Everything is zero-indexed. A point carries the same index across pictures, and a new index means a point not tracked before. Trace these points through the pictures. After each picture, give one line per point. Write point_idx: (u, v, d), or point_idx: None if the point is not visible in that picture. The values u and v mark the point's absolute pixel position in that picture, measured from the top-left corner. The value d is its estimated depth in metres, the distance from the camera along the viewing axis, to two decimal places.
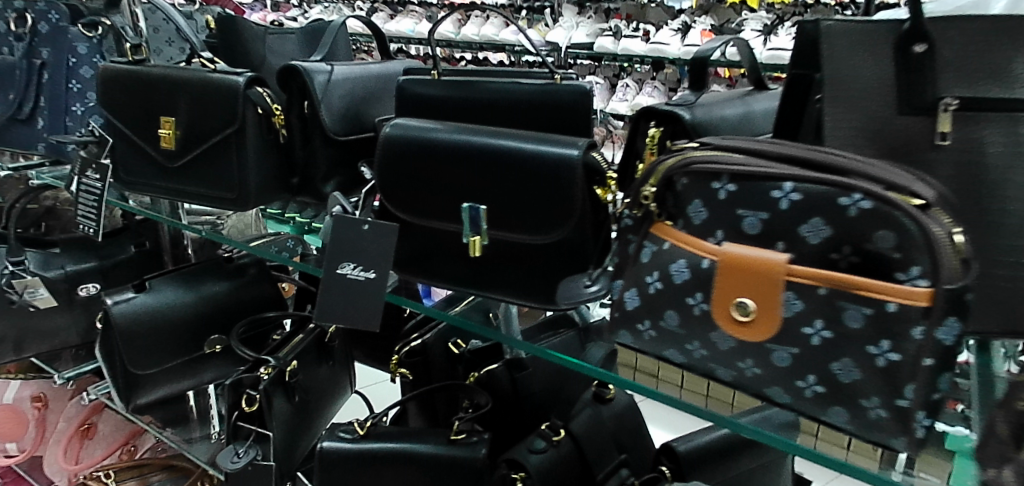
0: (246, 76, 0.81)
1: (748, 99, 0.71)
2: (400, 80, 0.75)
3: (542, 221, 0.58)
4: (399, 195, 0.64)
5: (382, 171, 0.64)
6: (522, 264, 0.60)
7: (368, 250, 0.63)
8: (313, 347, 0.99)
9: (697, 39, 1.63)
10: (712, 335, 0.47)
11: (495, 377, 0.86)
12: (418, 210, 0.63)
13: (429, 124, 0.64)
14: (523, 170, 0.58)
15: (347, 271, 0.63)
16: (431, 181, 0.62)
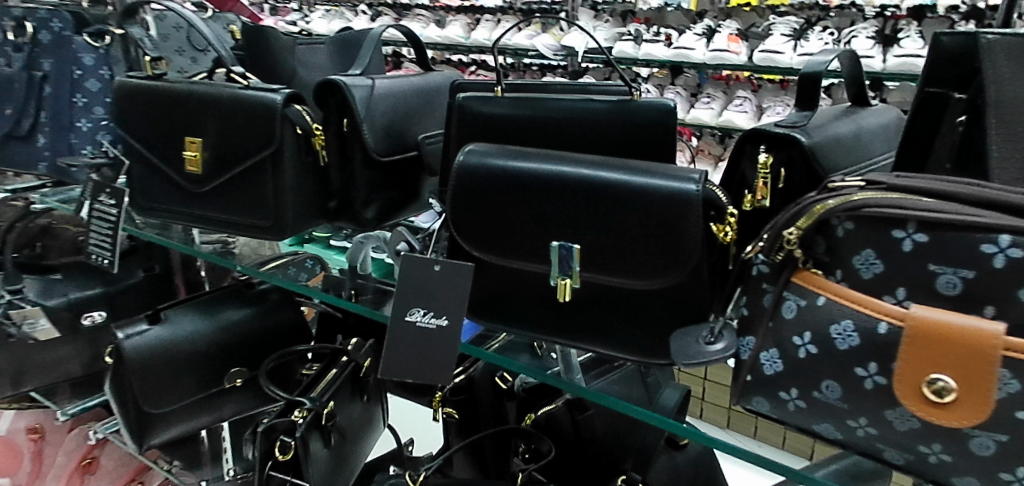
0: (284, 92, 0.73)
1: (854, 116, 0.64)
2: (461, 98, 0.67)
3: (651, 265, 0.51)
4: (476, 231, 0.56)
5: (456, 205, 0.56)
6: (622, 312, 0.53)
7: (445, 295, 0.56)
8: (348, 384, 0.90)
9: (725, 45, 1.47)
10: (887, 412, 0.41)
11: (556, 420, 0.77)
12: (498, 249, 0.56)
13: (511, 151, 0.56)
14: (629, 206, 0.51)
15: (417, 318, 0.56)
16: (517, 217, 0.54)
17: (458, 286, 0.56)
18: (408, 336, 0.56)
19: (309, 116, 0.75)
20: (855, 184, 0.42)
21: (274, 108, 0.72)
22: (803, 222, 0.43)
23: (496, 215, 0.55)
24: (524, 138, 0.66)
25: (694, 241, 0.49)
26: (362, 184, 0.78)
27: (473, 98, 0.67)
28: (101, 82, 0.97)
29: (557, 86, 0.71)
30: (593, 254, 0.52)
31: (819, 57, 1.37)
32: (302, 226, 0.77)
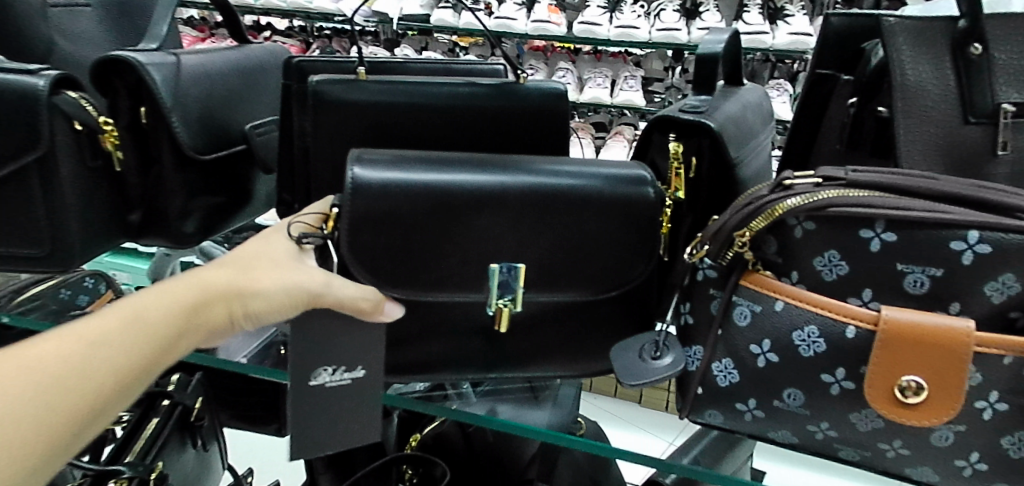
0: (46, 74, 0.52)
1: (737, 94, 0.63)
2: (314, 80, 0.54)
3: (603, 270, 0.48)
4: (375, 268, 0.45)
5: (351, 240, 0.44)
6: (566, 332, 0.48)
7: (344, 343, 0.42)
8: (175, 434, 0.71)
9: (546, 15, 1.44)
10: (851, 415, 0.39)
11: (446, 439, 0.70)
12: (410, 284, 0.45)
13: (420, 162, 0.46)
14: (577, 211, 0.47)
15: (324, 380, 0.42)
16: (438, 243, 0.46)
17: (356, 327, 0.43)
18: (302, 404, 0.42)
19: (90, 106, 0.55)
20: (811, 181, 0.40)
21: (36, 97, 0.51)
22: (760, 224, 0.39)
23: (408, 244, 0.45)
24: (399, 129, 0.55)
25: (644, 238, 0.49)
26: (176, 190, 0.61)
27: (329, 82, 0.54)
28: None
29: (417, 65, 0.63)
30: (536, 272, 0.47)
31: (635, 31, 1.40)
32: (89, 251, 0.57)
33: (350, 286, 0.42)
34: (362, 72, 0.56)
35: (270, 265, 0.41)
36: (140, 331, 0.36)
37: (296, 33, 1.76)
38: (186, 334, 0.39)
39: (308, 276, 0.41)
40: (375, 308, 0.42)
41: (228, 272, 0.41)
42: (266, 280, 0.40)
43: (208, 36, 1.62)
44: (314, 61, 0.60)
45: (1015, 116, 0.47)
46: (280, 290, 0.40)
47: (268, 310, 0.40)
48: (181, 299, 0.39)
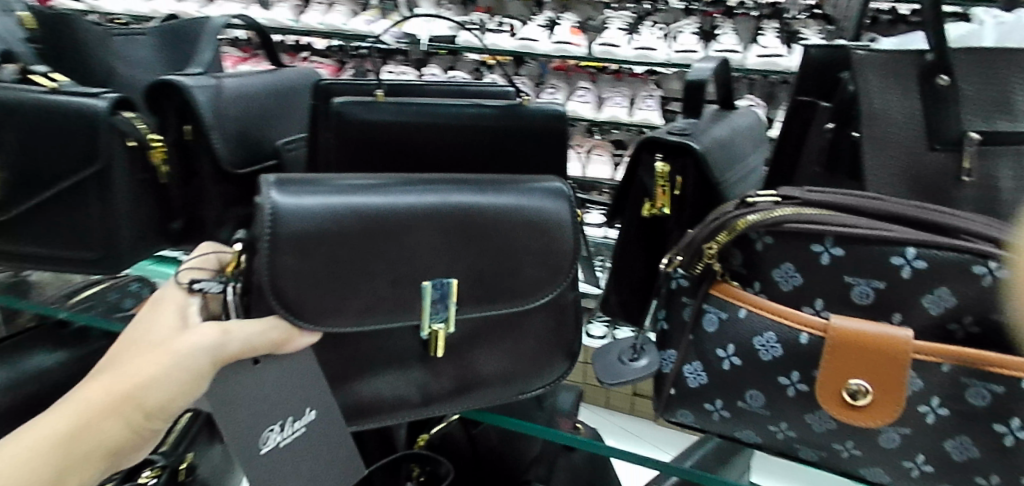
0: (105, 97, 0.59)
1: (728, 118, 0.67)
2: (336, 102, 0.60)
3: (538, 285, 0.49)
4: (299, 299, 0.41)
5: (273, 271, 0.41)
6: (508, 342, 0.50)
7: (283, 394, 0.41)
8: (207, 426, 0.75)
9: (567, 37, 1.51)
10: (807, 416, 0.43)
11: (452, 438, 0.74)
12: (337, 314, 0.43)
13: (334, 189, 0.43)
14: (509, 226, 0.47)
15: (275, 440, 0.41)
16: (363, 270, 0.43)
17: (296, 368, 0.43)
18: (266, 473, 0.40)
19: (142, 124, 0.62)
20: (771, 200, 0.44)
21: (95, 117, 0.58)
22: (724, 237, 0.44)
23: (332, 273, 0.42)
24: (409, 147, 0.60)
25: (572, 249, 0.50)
26: (214, 200, 0.68)
27: (350, 103, 0.60)
28: None
29: (434, 87, 0.69)
30: (470, 286, 0.46)
31: (652, 52, 1.44)
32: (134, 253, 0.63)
33: (258, 325, 0.40)
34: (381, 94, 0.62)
35: (152, 353, 0.39)
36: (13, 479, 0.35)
37: (333, 53, 1.86)
38: (83, 458, 0.37)
39: (195, 342, 0.38)
40: (282, 339, 0.41)
41: (109, 380, 0.39)
42: (153, 376, 0.38)
43: (250, 56, 1.72)
44: (342, 84, 0.66)
45: (979, 144, 0.50)
46: (173, 380, 0.38)
47: (166, 399, 0.38)
48: (58, 432, 0.37)
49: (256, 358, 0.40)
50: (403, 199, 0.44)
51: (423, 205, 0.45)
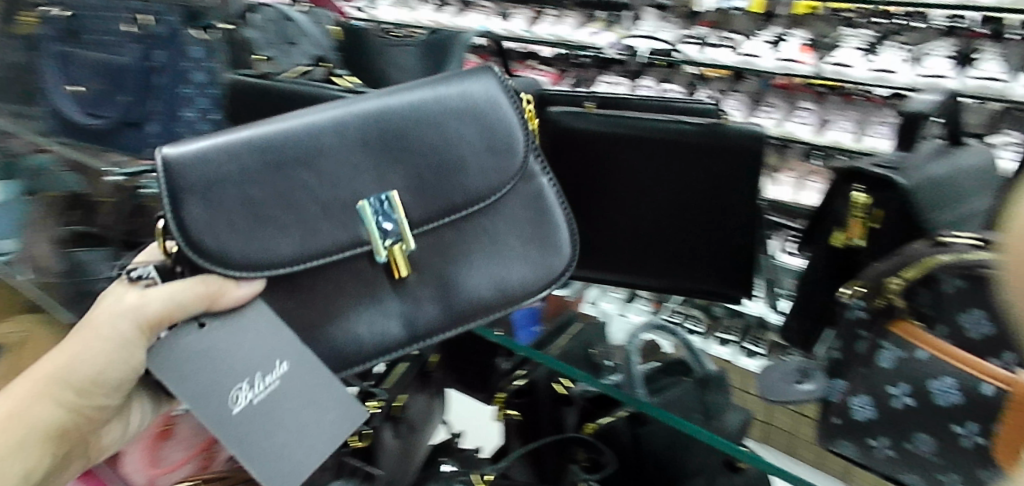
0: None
1: (952, 155, 0.63)
2: (551, 109, 0.68)
3: (484, 175, 0.57)
4: (234, 246, 0.47)
5: (195, 229, 0.46)
6: (489, 241, 0.58)
7: (246, 353, 0.45)
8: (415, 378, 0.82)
9: (795, 55, 1.48)
10: (980, 471, 0.41)
11: (616, 431, 0.78)
12: (283, 250, 0.49)
13: (210, 143, 0.48)
14: (430, 128, 0.55)
15: (247, 396, 0.44)
16: (296, 199, 0.49)
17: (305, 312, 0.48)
18: (244, 430, 0.43)
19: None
20: (969, 241, 0.44)
21: None
22: (911, 272, 0.44)
23: (255, 214, 0.48)
24: (614, 160, 0.67)
25: (509, 122, 0.58)
26: None
27: (568, 114, 0.67)
28: None
29: (639, 100, 0.73)
30: (411, 197, 0.53)
31: (891, 75, 1.35)
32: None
33: (179, 286, 0.45)
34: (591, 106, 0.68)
35: (85, 333, 0.47)
36: None
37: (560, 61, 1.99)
38: (23, 441, 0.46)
39: (115, 319, 0.45)
40: (216, 289, 0.46)
41: (37, 376, 0.47)
42: (77, 356, 0.46)
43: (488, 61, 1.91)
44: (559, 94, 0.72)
45: None
46: (102, 352, 0.46)
47: (100, 368, 0.46)
48: (25, 399, 0.47)
49: (200, 321, 0.45)
50: (306, 125, 0.51)
51: (333, 128, 0.51)
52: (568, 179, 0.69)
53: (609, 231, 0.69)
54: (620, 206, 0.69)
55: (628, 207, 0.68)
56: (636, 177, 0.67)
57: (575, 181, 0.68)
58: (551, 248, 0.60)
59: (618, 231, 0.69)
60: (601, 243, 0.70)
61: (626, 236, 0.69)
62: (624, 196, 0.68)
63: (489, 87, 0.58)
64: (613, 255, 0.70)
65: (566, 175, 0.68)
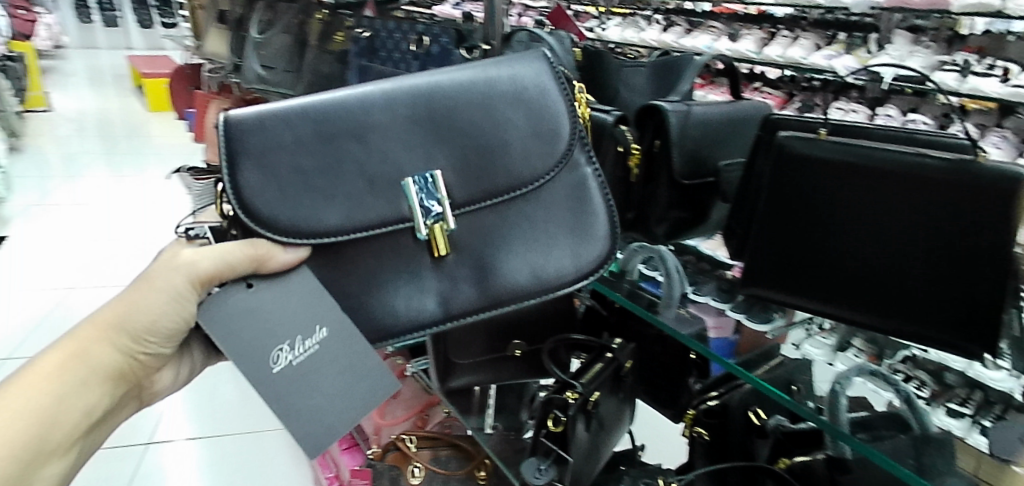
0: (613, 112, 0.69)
1: None
2: (781, 135, 0.60)
3: (529, 155, 0.62)
4: (281, 211, 0.53)
5: (247, 194, 0.52)
6: (529, 222, 0.62)
7: (289, 317, 0.50)
8: (612, 384, 0.81)
9: None
10: None
11: (815, 471, 0.71)
12: (328, 221, 0.54)
13: (264, 111, 0.54)
14: (474, 107, 0.60)
15: (287, 358, 0.49)
16: (347, 172, 0.55)
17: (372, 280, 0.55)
18: (282, 388, 0.48)
19: (630, 135, 0.70)
20: None
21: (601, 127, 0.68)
22: None
23: (304, 182, 0.54)
24: (836, 191, 0.57)
25: (558, 110, 0.64)
26: (660, 202, 0.70)
27: (793, 137, 0.59)
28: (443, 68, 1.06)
29: (879, 131, 0.66)
30: (449, 173, 0.59)
31: None
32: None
33: (231, 247, 0.50)
34: (825, 132, 0.59)
35: (144, 281, 0.52)
36: (73, 365, 0.52)
37: None
38: (88, 376, 0.53)
39: (173, 271, 0.50)
40: (263, 257, 0.51)
41: (92, 320, 0.54)
42: (142, 305, 0.52)
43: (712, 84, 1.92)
44: (789, 118, 0.63)
45: None
46: (165, 304, 0.51)
47: (157, 313, 0.52)
48: (97, 334, 0.53)
49: (248, 281, 0.51)
50: (361, 104, 0.57)
51: (384, 106, 0.57)
52: (781, 209, 0.59)
53: (824, 271, 0.58)
54: (839, 242, 0.57)
55: (850, 245, 0.57)
56: (862, 211, 0.56)
57: (789, 213, 0.59)
58: (589, 234, 0.64)
59: (834, 272, 0.57)
60: (813, 285, 0.59)
61: (845, 278, 0.57)
62: (846, 232, 0.57)
63: (538, 77, 0.64)
64: (825, 301, 0.58)
65: (780, 206, 0.59)
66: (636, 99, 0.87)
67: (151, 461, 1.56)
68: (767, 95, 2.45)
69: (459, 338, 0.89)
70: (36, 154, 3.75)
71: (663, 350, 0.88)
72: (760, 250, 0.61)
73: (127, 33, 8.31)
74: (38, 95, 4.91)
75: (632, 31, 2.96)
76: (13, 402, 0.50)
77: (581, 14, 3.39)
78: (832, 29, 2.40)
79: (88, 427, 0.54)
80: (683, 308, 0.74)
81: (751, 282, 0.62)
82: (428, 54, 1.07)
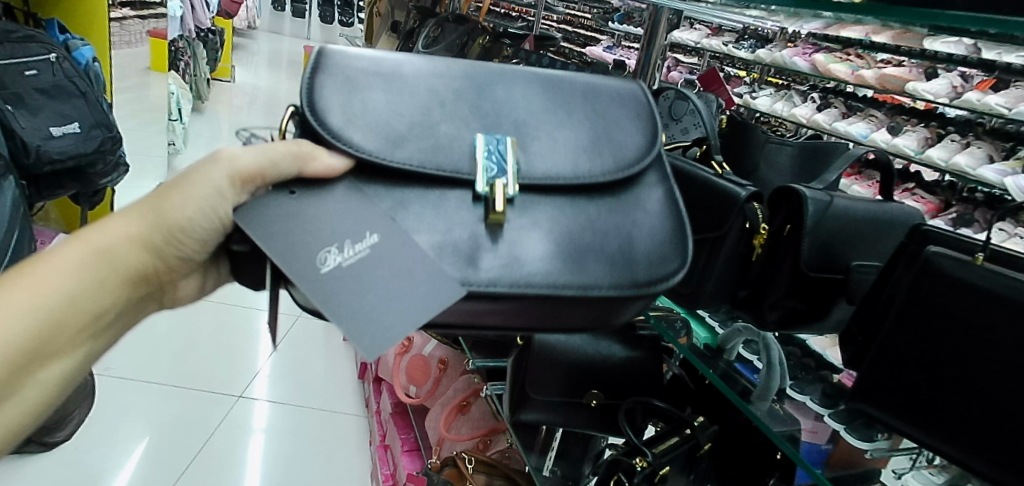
0: (748, 188, 0.66)
1: None
2: (928, 249, 0.54)
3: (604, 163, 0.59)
4: (339, 122, 0.53)
5: (331, 70, 0.55)
6: (555, 142, 0.58)
7: (334, 223, 0.48)
8: (686, 464, 0.77)
9: None
10: None
11: None
12: (398, 155, 0.53)
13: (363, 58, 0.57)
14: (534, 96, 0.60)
15: (332, 257, 0.46)
16: (410, 112, 0.56)
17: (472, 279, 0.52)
18: (328, 288, 0.45)
19: (762, 213, 0.66)
20: None
21: (734, 201, 0.65)
22: None
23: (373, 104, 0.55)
24: (982, 321, 0.49)
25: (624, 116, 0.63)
26: (780, 287, 0.66)
27: (943, 254, 0.52)
28: None
29: None
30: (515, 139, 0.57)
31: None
32: (708, 306, 0.70)
33: (276, 147, 0.49)
34: (981, 257, 0.52)
35: (188, 181, 0.50)
36: (111, 261, 0.51)
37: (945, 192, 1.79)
38: (110, 275, 0.51)
39: (209, 192, 0.49)
40: (307, 159, 0.49)
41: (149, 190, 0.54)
42: (180, 198, 0.51)
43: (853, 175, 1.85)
44: (944, 234, 0.57)
45: None
46: (204, 202, 0.49)
47: (192, 221, 0.50)
48: (133, 232, 0.51)
49: (292, 189, 0.49)
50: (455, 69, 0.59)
51: (480, 81, 0.59)
52: (912, 329, 0.53)
53: (953, 408, 0.50)
54: (974, 379, 0.49)
55: (989, 383, 0.48)
56: (1011, 351, 0.47)
57: (924, 334, 0.52)
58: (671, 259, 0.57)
59: (961, 409, 0.49)
60: (935, 419, 0.51)
61: (976, 422, 0.49)
62: (987, 369, 0.48)
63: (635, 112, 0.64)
64: (945, 439, 0.50)
65: (914, 324, 0.53)
66: (774, 177, 0.84)
67: (235, 414, 1.66)
68: (920, 198, 2.28)
69: (539, 374, 0.87)
70: (212, 117, 4.18)
71: (746, 440, 0.80)
72: (879, 366, 0.55)
73: (308, 23, 9.07)
74: (226, 67, 5.53)
75: (784, 105, 2.89)
76: (35, 279, 0.49)
77: (735, 80, 3.33)
78: (1010, 142, 2.20)
79: (99, 328, 0.52)
80: (779, 403, 0.71)
81: (859, 397, 0.56)
82: None
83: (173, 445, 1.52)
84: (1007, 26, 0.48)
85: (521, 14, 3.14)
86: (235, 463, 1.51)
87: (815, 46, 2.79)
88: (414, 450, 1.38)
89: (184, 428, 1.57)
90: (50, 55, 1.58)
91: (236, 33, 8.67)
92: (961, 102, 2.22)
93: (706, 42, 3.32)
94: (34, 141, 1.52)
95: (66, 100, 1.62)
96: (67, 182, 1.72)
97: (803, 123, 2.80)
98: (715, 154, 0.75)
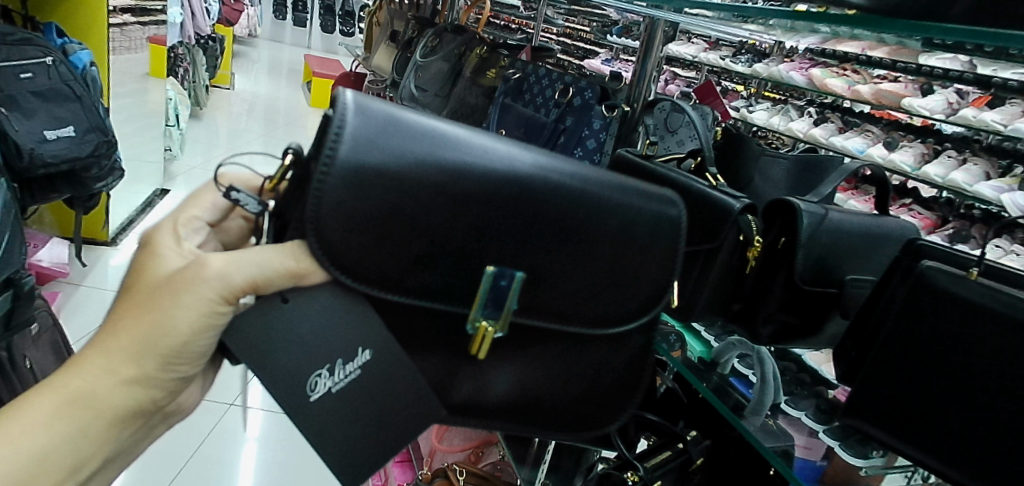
0: (742, 200, 0.66)
1: None
2: (923, 264, 0.53)
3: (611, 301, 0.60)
4: (347, 222, 0.48)
5: (352, 143, 0.48)
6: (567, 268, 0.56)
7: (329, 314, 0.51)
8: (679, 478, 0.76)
9: None
10: None
11: None
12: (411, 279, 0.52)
13: (394, 134, 0.50)
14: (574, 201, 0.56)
15: (324, 385, 0.49)
16: (430, 206, 0.51)
17: (466, 362, 0.56)
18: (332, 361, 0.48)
19: (756, 226, 0.66)
20: None
21: (727, 213, 0.66)
22: None
23: (387, 210, 0.50)
24: (971, 334, 0.49)
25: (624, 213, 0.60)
26: (773, 300, 0.66)
27: (937, 269, 0.52)
28: (579, 120, 1.07)
29: None
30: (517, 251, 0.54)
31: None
32: (701, 319, 0.70)
33: (272, 257, 0.47)
34: (973, 272, 0.51)
35: (174, 297, 0.47)
36: (104, 396, 0.48)
37: None
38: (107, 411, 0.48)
39: (198, 306, 0.46)
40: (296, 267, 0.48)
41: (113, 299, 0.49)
42: (177, 319, 0.47)
43: None
44: (938, 248, 0.56)
45: None
46: (193, 320, 0.47)
47: (188, 339, 0.47)
48: (128, 358, 0.47)
49: (284, 295, 0.48)
50: (485, 144, 0.53)
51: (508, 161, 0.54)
52: (904, 342, 0.52)
53: (941, 419, 0.50)
54: (968, 395, 0.48)
55: (979, 395, 0.48)
56: (1004, 368, 0.47)
57: (916, 348, 0.52)
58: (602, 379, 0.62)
59: (953, 424, 0.49)
60: (925, 434, 0.50)
61: (965, 435, 0.48)
62: (978, 383, 0.48)
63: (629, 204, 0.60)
64: (936, 454, 0.50)
65: (906, 338, 0.52)
66: (768, 190, 0.84)
67: (227, 422, 1.65)
68: (916, 214, 2.29)
69: None
70: (210, 123, 4.19)
71: (739, 454, 0.79)
72: (873, 380, 0.54)
73: (309, 32, 9.10)
74: (226, 73, 5.55)
75: (781, 120, 2.89)
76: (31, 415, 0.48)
77: (733, 94, 3.34)
78: (1007, 159, 2.22)
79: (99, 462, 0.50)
80: (772, 417, 0.71)
81: (852, 411, 0.55)
82: (570, 105, 1.09)
83: (162, 451, 1.50)
84: (1003, 38, 0.48)
85: (521, 25, 3.16)
86: (225, 470, 1.49)
87: (811, 61, 2.80)
88: (406, 460, 1.37)
89: (175, 433, 1.56)
90: (46, 59, 1.58)
91: (237, 40, 8.72)
92: (958, 118, 2.22)
93: (704, 56, 3.33)
94: (27, 143, 1.50)
95: (61, 103, 1.62)
96: (61, 186, 1.71)
97: (799, 138, 2.81)
98: (709, 166, 0.75)
